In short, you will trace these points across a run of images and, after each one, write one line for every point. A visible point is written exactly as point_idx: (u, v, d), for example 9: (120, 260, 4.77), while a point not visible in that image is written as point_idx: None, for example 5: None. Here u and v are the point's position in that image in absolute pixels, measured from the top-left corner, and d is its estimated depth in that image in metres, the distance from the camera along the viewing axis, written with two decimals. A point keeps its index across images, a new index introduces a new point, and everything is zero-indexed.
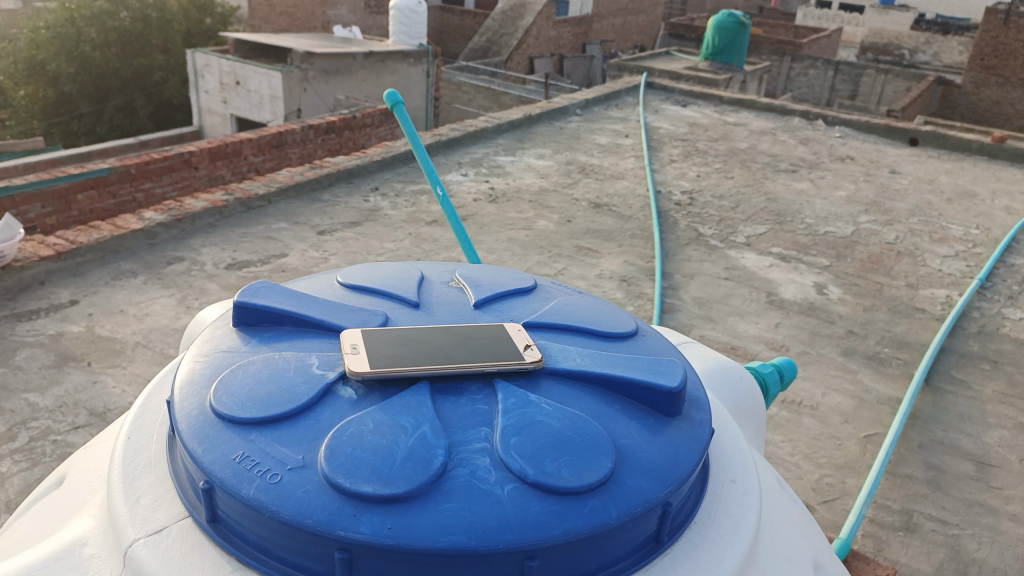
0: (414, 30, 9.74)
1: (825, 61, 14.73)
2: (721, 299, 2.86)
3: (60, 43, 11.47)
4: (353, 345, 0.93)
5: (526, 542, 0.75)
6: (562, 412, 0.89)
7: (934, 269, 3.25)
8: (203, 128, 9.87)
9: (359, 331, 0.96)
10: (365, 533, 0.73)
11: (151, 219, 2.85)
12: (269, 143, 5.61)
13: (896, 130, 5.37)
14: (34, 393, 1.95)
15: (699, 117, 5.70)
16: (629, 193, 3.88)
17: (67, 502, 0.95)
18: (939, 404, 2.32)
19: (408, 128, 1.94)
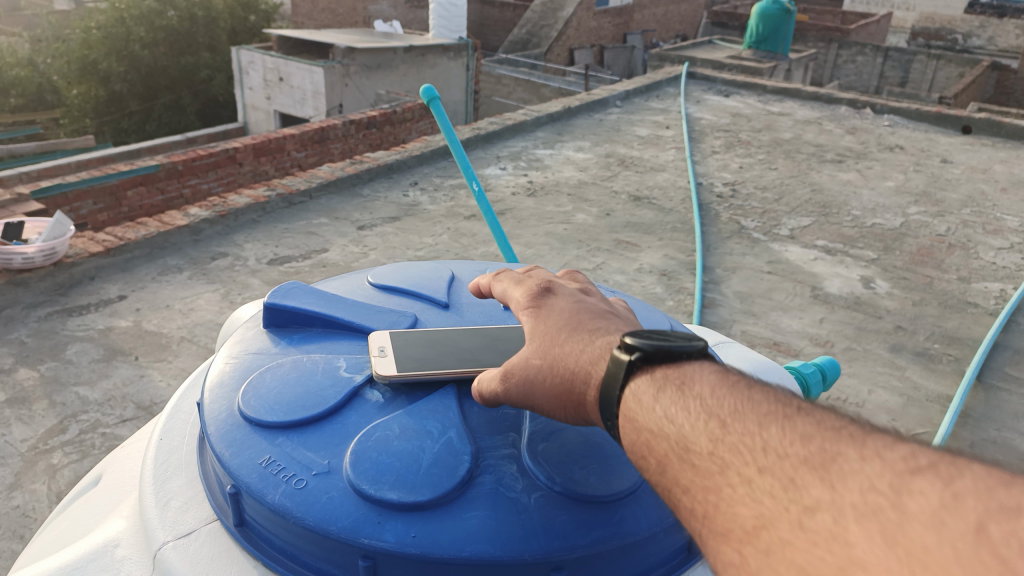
0: (454, 23, 9.72)
1: (874, 48, 14.37)
2: (764, 293, 2.80)
3: (111, 43, 11.78)
4: (380, 347, 0.92)
5: (552, 552, 0.73)
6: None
7: (988, 263, 3.13)
8: (248, 125, 10.03)
9: (385, 333, 0.95)
10: (388, 541, 0.72)
11: (196, 215, 2.89)
12: (311, 138, 5.63)
13: (948, 118, 5.19)
14: (84, 386, 2.00)
15: (742, 107, 5.59)
16: (670, 185, 3.83)
17: (103, 502, 0.97)
18: (992, 403, 2.24)
19: (444, 124, 1.92)
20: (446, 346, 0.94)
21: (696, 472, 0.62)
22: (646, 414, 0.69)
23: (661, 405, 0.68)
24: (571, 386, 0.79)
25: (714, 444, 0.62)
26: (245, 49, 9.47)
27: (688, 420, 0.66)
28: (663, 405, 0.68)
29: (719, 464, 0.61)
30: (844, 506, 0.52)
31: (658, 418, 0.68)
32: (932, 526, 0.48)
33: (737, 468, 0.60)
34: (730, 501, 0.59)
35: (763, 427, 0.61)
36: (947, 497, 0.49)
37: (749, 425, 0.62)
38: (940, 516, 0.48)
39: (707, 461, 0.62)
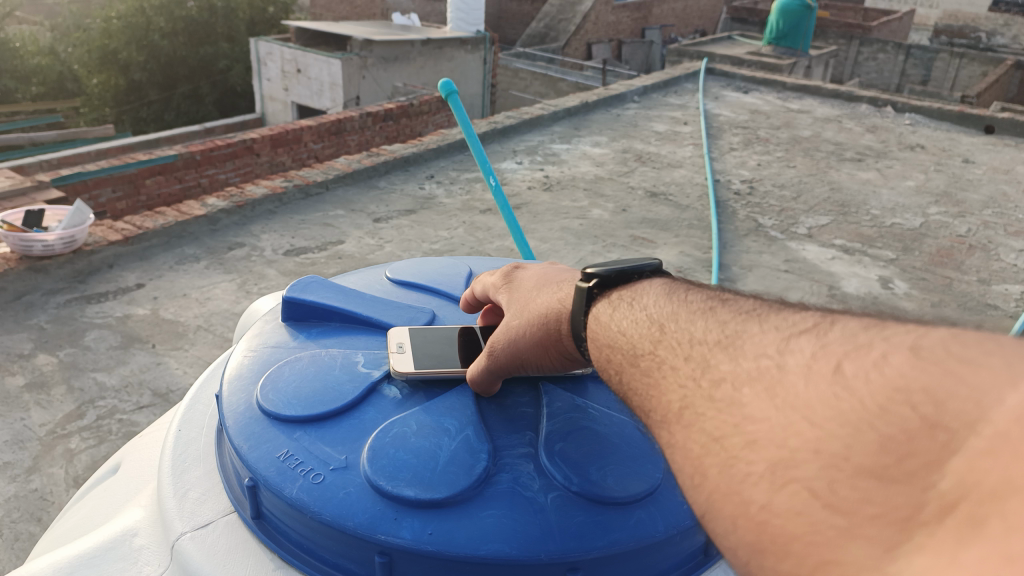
0: (472, 16, 9.69)
1: (895, 45, 14.21)
2: (780, 292, 2.78)
3: (131, 33, 11.84)
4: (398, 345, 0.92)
5: (570, 554, 0.72)
6: (597, 419, 0.88)
7: (1009, 265, 3.09)
8: (265, 116, 10.07)
9: (404, 328, 0.95)
10: (405, 538, 0.72)
11: (214, 205, 2.90)
12: (328, 130, 5.64)
13: (970, 118, 5.12)
14: (102, 372, 2.02)
15: (761, 103, 5.54)
16: (687, 181, 3.80)
17: (122, 492, 0.97)
18: None
19: (462, 118, 1.90)
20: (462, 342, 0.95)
21: (640, 372, 0.68)
22: (606, 338, 0.74)
23: (616, 321, 0.74)
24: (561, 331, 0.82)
25: (652, 345, 0.68)
26: (264, 41, 9.50)
27: (638, 332, 0.71)
28: (612, 325, 0.74)
29: (651, 360, 0.67)
30: (743, 376, 0.58)
31: (614, 340, 0.73)
32: (803, 374, 0.54)
33: (667, 360, 0.66)
34: (659, 387, 0.65)
35: (691, 324, 0.67)
36: (818, 350, 0.55)
37: (679, 326, 0.68)
38: (811, 366, 0.54)
39: (644, 364, 0.68)
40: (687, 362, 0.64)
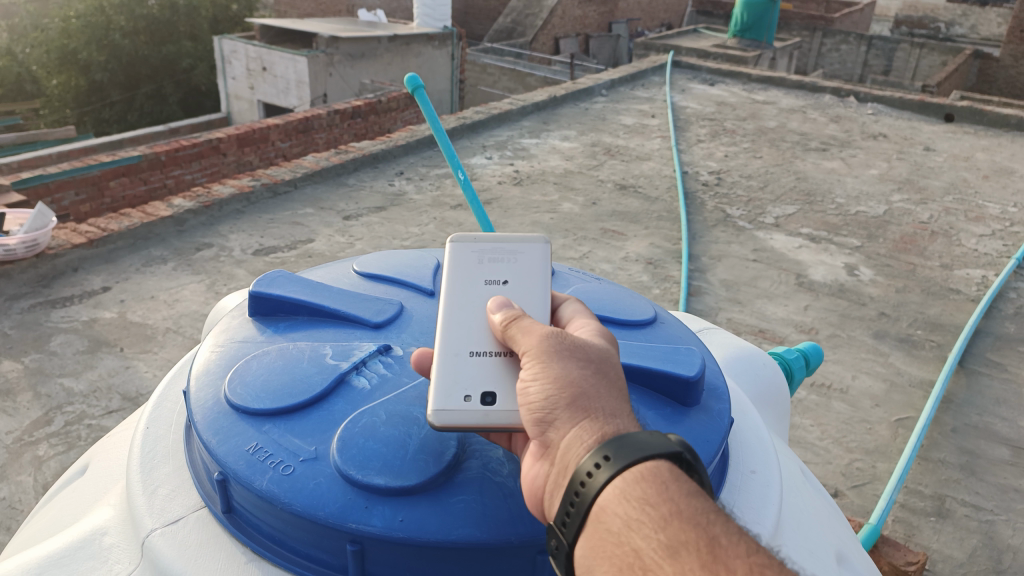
0: (439, 12, 9.64)
1: (857, 36, 14.46)
2: (749, 281, 2.82)
3: (90, 32, 11.62)
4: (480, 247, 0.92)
5: (539, 535, 0.74)
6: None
7: (970, 250, 3.17)
8: (231, 115, 9.95)
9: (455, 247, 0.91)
10: (376, 525, 0.73)
11: (180, 206, 2.87)
12: (296, 128, 5.58)
13: (931, 107, 5.23)
14: (70, 377, 1.99)
15: (726, 95, 5.60)
16: (655, 174, 3.84)
17: (91, 491, 0.97)
18: (973, 387, 2.27)
19: (428, 112, 1.90)
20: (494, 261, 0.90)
21: (654, 528, 0.61)
22: (633, 469, 0.65)
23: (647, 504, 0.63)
24: (568, 387, 0.72)
25: (692, 526, 0.61)
26: (227, 39, 9.38)
27: (686, 507, 0.62)
28: (659, 475, 0.64)
29: (680, 539, 0.60)
30: None
31: (645, 481, 0.64)
32: None
33: (691, 548, 0.59)
34: (664, 556, 0.59)
35: (753, 552, 0.59)
36: None
37: (738, 538, 0.61)
38: None
39: (668, 532, 0.61)
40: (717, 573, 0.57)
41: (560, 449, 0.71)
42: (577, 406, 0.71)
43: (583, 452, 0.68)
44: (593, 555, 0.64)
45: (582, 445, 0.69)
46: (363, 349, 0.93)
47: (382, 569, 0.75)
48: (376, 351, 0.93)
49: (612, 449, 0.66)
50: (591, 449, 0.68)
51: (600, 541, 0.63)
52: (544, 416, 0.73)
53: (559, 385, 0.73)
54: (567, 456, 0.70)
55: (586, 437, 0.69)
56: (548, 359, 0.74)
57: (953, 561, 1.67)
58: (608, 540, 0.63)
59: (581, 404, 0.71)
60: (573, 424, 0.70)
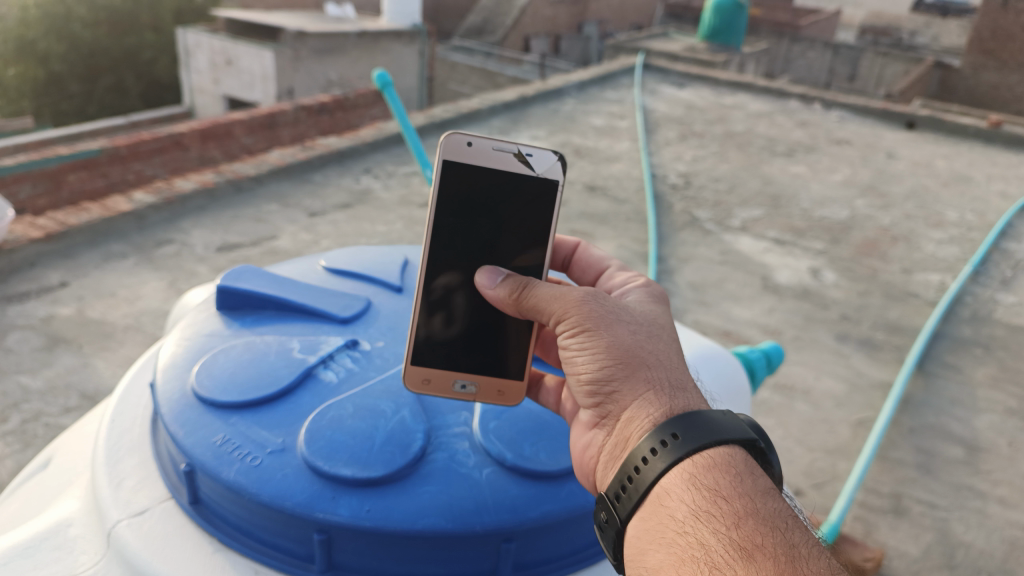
0: (408, 9, 9.56)
1: (823, 44, 14.79)
2: (715, 283, 2.86)
3: (50, 22, 11.35)
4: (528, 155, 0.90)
5: (503, 525, 0.78)
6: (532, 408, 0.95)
7: (929, 255, 3.25)
8: (195, 108, 9.82)
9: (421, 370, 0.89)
10: (343, 515, 0.75)
11: (141, 201, 2.83)
12: (261, 123, 5.46)
13: (893, 114, 5.35)
14: (26, 374, 1.95)
15: (695, 99, 5.66)
16: (625, 176, 3.87)
17: (53, 485, 0.97)
18: (931, 389, 2.34)
19: (396, 108, 1.87)
20: (523, 155, 0.90)
21: (724, 525, 0.70)
22: (699, 457, 0.75)
23: (710, 503, 0.71)
24: (626, 356, 0.82)
25: (767, 529, 0.69)
26: (191, 31, 9.24)
27: (760, 507, 0.72)
28: (729, 469, 0.74)
29: (754, 543, 0.68)
30: None
31: (715, 474, 0.74)
32: None
33: (764, 550, 0.67)
34: (735, 551, 0.67)
35: (818, 555, 0.68)
36: None
37: (814, 549, 0.69)
38: None
39: (741, 531, 0.69)
40: (793, 570, 0.64)
41: (624, 418, 0.81)
42: (639, 377, 0.81)
43: (650, 427, 0.78)
44: (652, 540, 0.72)
45: (646, 418, 0.79)
46: (330, 343, 0.94)
47: (348, 557, 0.78)
48: (343, 345, 0.94)
49: (681, 428, 0.76)
50: (659, 425, 0.77)
51: (662, 527, 0.72)
52: (607, 384, 0.82)
53: (616, 355, 0.82)
54: (629, 426, 0.80)
55: (655, 412, 0.78)
56: (594, 328, 0.83)
57: (908, 557, 1.72)
58: (669, 526, 0.72)
59: (642, 376, 0.81)
60: (639, 396, 0.80)
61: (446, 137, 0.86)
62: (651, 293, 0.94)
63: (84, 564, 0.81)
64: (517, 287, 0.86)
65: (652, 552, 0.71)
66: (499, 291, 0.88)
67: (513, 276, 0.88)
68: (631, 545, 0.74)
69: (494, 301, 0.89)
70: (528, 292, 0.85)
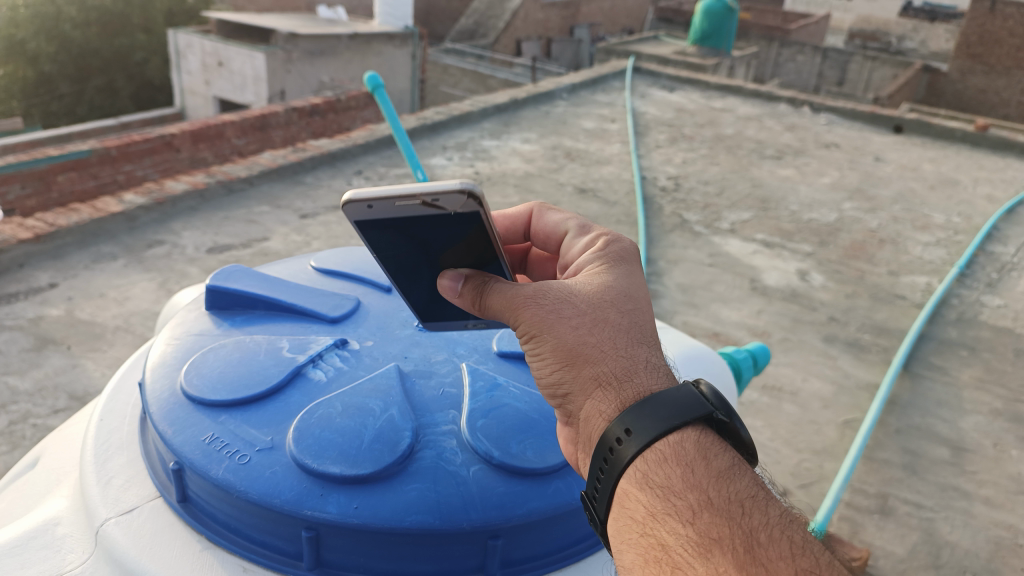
0: (400, 11, 9.57)
1: (813, 48, 14.90)
2: (705, 285, 2.88)
3: (40, 22, 11.30)
4: (437, 199, 0.79)
5: (490, 522, 0.79)
6: (530, 388, 0.97)
7: (916, 257, 3.28)
8: (185, 110, 9.79)
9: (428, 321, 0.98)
10: (331, 512, 0.76)
11: (131, 202, 2.82)
12: (253, 125, 5.45)
13: (881, 118, 5.39)
14: (14, 376, 1.94)
15: (685, 102, 5.69)
16: (615, 178, 3.89)
17: (41, 484, 0.97)
18: (917, 390, 2.36)
19: (388, 110, 1.87)
20: (428, 200, 0.79)
21: (681, 521, 0.70)
22: (653, 451, 0.75)
23: (664, 500, 0.72)
24: (575, 355, 0.82)
25: (723, 519, 0.69)
26: (183, 32, 9.22)
27: (715, 496, 0.71)
28: (681, 460, 0.74)
29: (712, 537, 0.68)
30: None
31: (667, 469, 0.74)
32: None
33: (721, 544, 0.68)
34: (694, 549, 0.68)
35: (776, 538, 0.68)
36: None
37: (772, 530, 0.69)
38: None
39: (699, 525, 0.69)
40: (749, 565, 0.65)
41: (582, 417, 0.82)
42: (588, 376, 0.82)
43: (605, 425, 0.79)
44: (621, 542, 0.74)
45: (601, 417, 0.80)
46: (319, 343, 0.95)
47: (337, 555, 0.79)
48: (333, 344, 0.95)
49: (633, 424, 0.76)
50: (615, 421, 0.77)
51: (627, 529, 0.73)
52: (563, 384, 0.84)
53: (564, 358, 0.83)
54: (587, 424, 0.81)
55: (611, 406, 0.79)
56: (544, 331, 0.83)
57: (894, 557, 1.74)
58: (633, 528, 0.73)
59: (592, 373, 0.82)
60: (589, 396, 0.81)
61: (343, 205, 0.79)
62: (604, 261, 0.92)
63: (72, 562, 0.82)
64: (473, 297, 0.88)
65: (624, 554, 0.73)
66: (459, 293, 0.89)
67: (468, 278, 0.88)
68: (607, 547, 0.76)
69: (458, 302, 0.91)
70: (481, 300, 0.87)
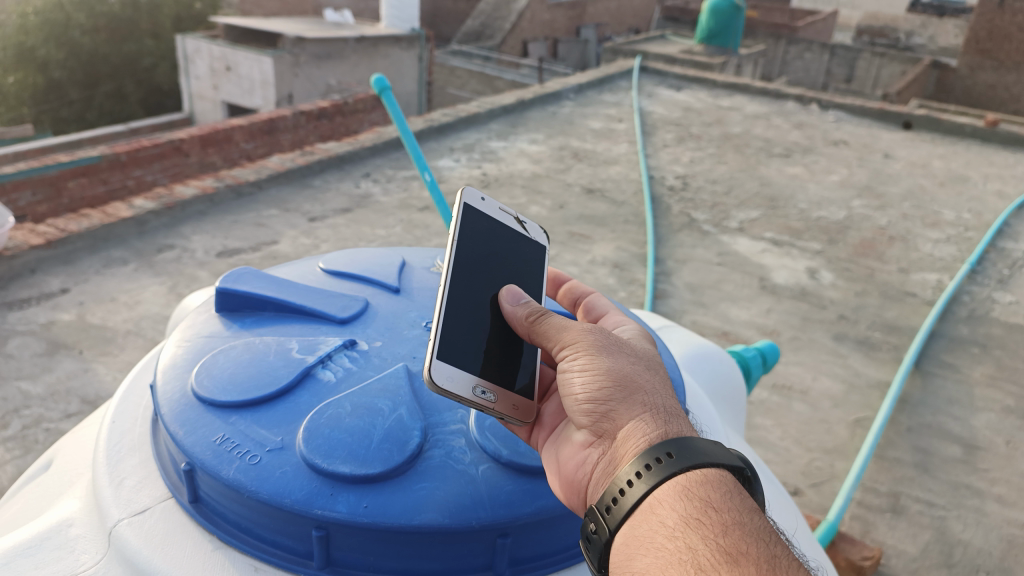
0: (407, 14, 9.59)
1: (820, 45, 14.84)
2: (713, 284, 2.88)
3: (49, 29, 11.39)
4: (521, 222, 1.05)
5: (499, 521, 0.80)
6: None
7: (926, 254, 3.27)
8: (194, 115, 9.84)
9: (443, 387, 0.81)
10: (341, 511, 0.77)
11: (141, 207, 2.84)
12: (261, 128, 5.48)
13: (890, 115, 5.36)
14: (27, 380, 1.96)
15: (693, 101, 5.68)
16: (622, 178, 3.89)
17: (54, 485, 0.98)
18: (928, 388, 2.35)
19: (395, 113, 1.87)
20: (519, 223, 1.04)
21: (713, 533, 0.70)
22: (692, 472, 0.75)
23: (697, 516, 0.72)
24: (625, 381, 0.83)
25: (753, 541, 0.69)
26: (191, 37, 9.27)
27: (747, 522, 0.72)
28: (720, 485, 0.75)
29: (740, 551, 0.68)
30: None
31: (706, 488, 0.74)
32: None
33: (750, 558, 0.67)
34: (722, 557, 0.68)
35: (805, 569, 0.68)
36: None
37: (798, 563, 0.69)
38: None
39: (730, 541, 0.69)
40: None
41: (622, 435, 0.80)
42: (638, 398, 0.82)
43: (648, 443, 0.78)
44: (640, 546, 0.72)
45: (645, 436, 0.79)
46: (328, 343, 0.96)
47: (347, 554, 0.80)
48: (342, 345, 0.95)
49: (675, 448, 0.76)
50: (654, 444, 0.77)
51: (652, 534, 0.72)
52: (604, 402, 0.82)
53: (616, 378, 0.83)
54: (626, 443, 0.79)
55: (655, 431, 0.79)
56: (600, 352, 0.84)
57: (907, 556, 1.73)
58: (658, 533, 0.72)
59: (642, 399, 0.82)
60: (637, 415, 0.80)
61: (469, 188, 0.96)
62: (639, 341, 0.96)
63: (85, 562, 0.82)
64: (536, 311, 0.88)
65: (640, 559, 0.72)
66: (519, 310, 0.89)
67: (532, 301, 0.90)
68: (620, 552, 0.74)
69: (510, 320, 0.91)
70: (540, 314, 0.88)
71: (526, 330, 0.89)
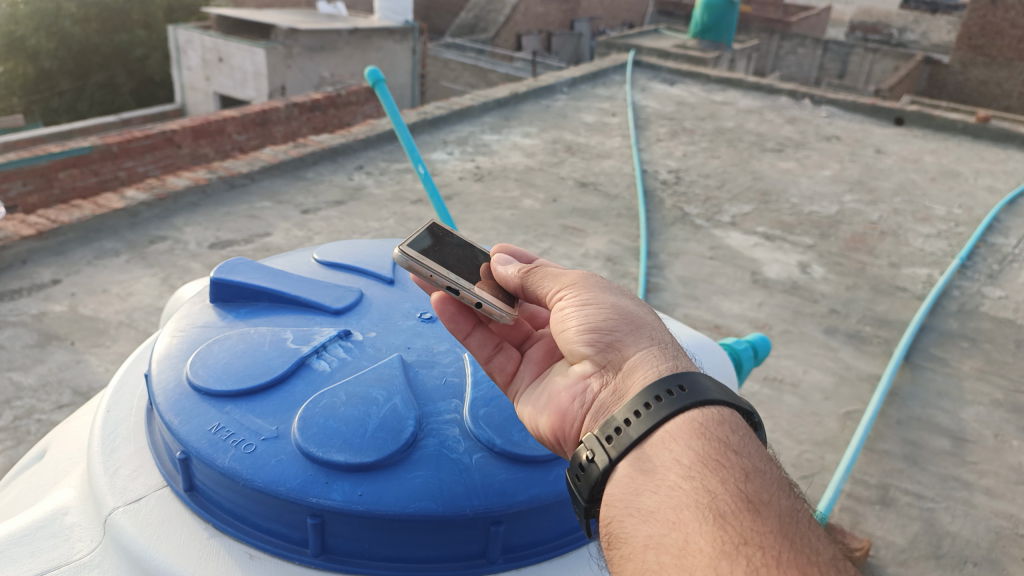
0: (400, 6, 9.54)
1: (813, 40, 14.87)
2: (706, 278, 2.89)
3: (39, 18, 11.28)
4: None
5: (492, 509, 0.81)
6: None
7: (916, 249, 3.29)
8: (186, 106, 9.78)
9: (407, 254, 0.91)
10: (336, 500, 0.77)
11: (133, 198, 2.83)
12: (253, 120, 5.45)
13: (882, 110, 5.38)
14: (18, 371, 1.96)
15: (686, 95, 5.69)
16: (616, 172, 3.89)
17: (49, 474, 0.98)
18: (918, 381, 2.37)
19: (389, 105, 1.87)
20: None
21: (732, 476, 0.72)
22: (704, 411, 0.77)
23: (715, 455, 0.73)
24: (627, 319, 0.88)
25: (770, 490, 0.71)
26: (183, 28, 9.20)
27: (763, 470, 0.74)
28: (734, 430, 0.77)
29: (761, 499, 0.70)
30: None
31: (723, 430, 0.76)
32: None
33: (769, 506, 0.69)
34: (742, 503, 0.69)
35: (818, 526, 0.70)
36: None
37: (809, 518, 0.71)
38: None
39: (749, 486, 0.71)
40: (794, 531, 0.67)
41: (628, 362, 0.83)
42: (641, 333, 0.87)
43: (657, 372, 0.81)
44: (652, 481, 0.73)
45: (652, 366, 0.82)
46: (323, 334, 0.96)
47: (341, 541, 0.80)
48: (337, 336, 0.96)
49: (684, 387, 0.78)
50: (660, 381, 0.79)
51: (666, 470, 0.73)
52: (607, 335, 0.86)
53: (618, 315, 0.88)
54: (634, 371, 0.82)
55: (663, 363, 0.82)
56: (599, 293, 0.90)
57: (896, 547, 1.75)
58: (672, 470, 0.73)
59: (643, 332, 0.87)
60: (640, 343, 0.85)
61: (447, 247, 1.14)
62: None
63: (81, 550, 0.83)
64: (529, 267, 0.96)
65: (649, 495, 0.73)
66: (510, 270, 0.97)
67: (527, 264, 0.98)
68: (625, 486, 0.75)
69: (502, 279, 0.98)
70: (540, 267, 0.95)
71: (523, 283, 0.95)
